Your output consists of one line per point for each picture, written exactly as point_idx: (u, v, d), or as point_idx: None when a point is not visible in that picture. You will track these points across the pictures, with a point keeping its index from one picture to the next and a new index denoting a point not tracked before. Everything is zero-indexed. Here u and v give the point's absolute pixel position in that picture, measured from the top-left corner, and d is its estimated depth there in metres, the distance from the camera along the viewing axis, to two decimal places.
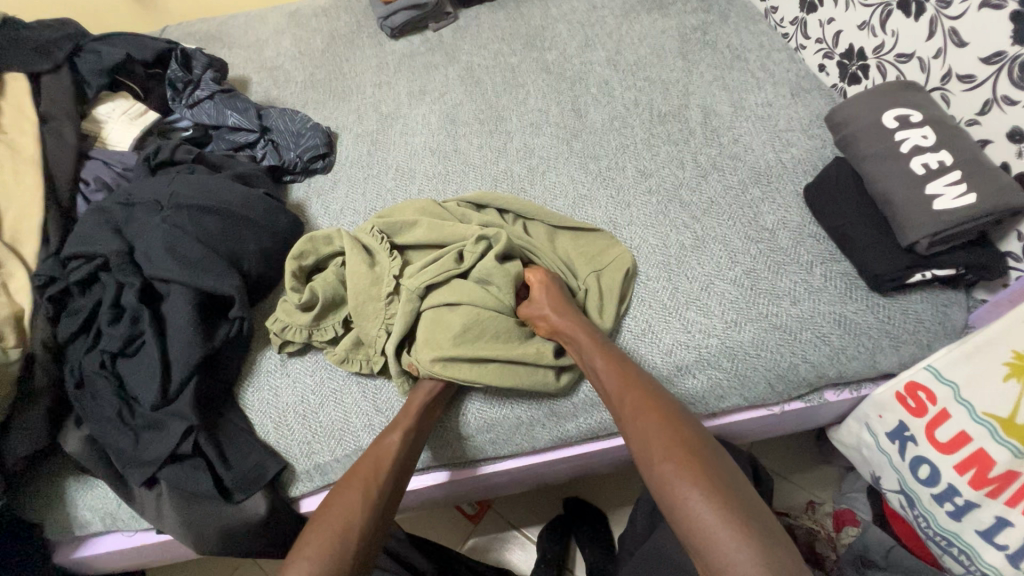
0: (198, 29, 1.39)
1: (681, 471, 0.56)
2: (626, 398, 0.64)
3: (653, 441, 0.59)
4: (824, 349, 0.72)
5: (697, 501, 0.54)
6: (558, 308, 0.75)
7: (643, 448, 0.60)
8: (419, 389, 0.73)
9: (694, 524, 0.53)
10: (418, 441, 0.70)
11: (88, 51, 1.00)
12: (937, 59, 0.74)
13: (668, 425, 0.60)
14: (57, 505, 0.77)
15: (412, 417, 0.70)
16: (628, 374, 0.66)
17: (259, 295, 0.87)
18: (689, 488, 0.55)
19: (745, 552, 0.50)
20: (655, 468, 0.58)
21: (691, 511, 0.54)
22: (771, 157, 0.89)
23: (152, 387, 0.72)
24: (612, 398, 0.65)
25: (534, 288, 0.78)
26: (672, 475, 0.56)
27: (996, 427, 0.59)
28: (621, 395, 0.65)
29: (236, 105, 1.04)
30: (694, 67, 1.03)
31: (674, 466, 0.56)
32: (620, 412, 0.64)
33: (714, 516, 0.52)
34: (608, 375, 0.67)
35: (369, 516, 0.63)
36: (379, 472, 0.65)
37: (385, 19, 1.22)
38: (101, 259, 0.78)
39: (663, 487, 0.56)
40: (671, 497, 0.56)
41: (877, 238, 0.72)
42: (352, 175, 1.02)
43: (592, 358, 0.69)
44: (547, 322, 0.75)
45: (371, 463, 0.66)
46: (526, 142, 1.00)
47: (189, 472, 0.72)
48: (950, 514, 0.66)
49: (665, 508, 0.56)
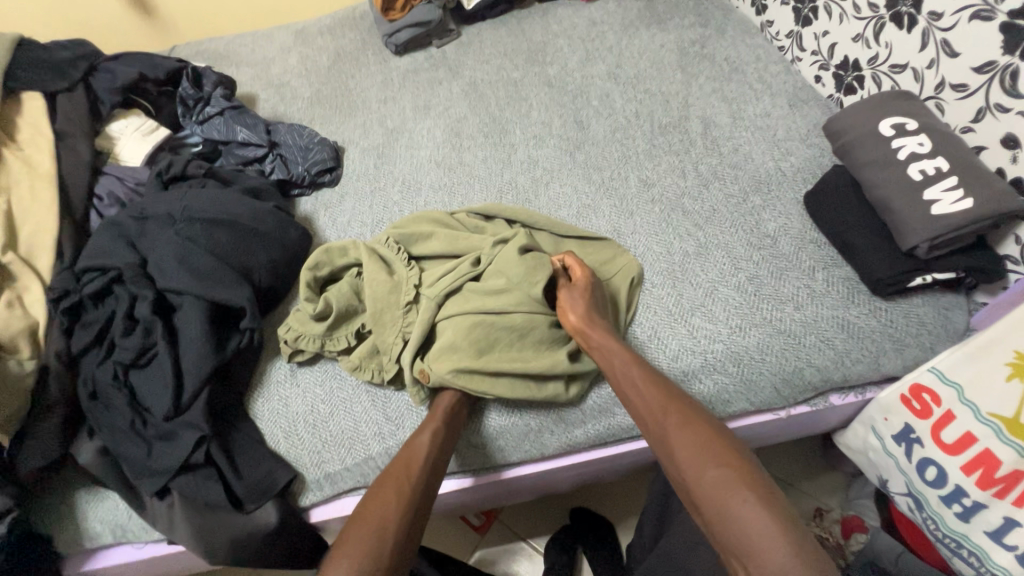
0: (206, 48, 1.43)
1: (734, 477, 0.57)
2: (669, 406, 0.64)
3: (703, 449, 0.60)
4: (828, 353, 0.73)
5: (752, 504, 0.55)
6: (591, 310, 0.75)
7: (690, 454, 0.60)
8: (443, 395, 0.74)
9: (748, 529, 0.54)
10: (447, 442, 0.70)
11: (102, 70, 1.03)
12: (930, 69, 0.76)
13: (714, 435, 0.61)
14: (67, 517, 0.77)
15: (438, 417, 0.71)
16: (666, 386, 0.66)
17: (269, 306, 0.89)
18: (743, 492, 0.56)
19: (798, 558, 0.51)
20: (706, 472, 0.58)
21: (742, 517, 0.54)
22: (771, 166, 0.90)
23: (165, 397, 0.73)
24: (653, 407, 0.65)
25: (575, 278, 0.78)
26: (725, 478, 0.57)
27: (1001, 427, 0.60)
28: (663, 403, 0.64)
29: (245, 120, 1.06)
30: (693, 80, 1.06)
31: (727, 471, 0.57)
32: (659, 421, 0.64)
33: (769, 520, 0.53)
34: (645, 384, 0.66)
35: (406, 514, 0.63)
36: (413, 472, 0.66)
37: (389, 37, 1.25)
38: (115, 271, 0.79)
39: (714, 492, 0.57)
40: (723, 503, 0.56)
41: (877, 243, 0.73)
42: (359, 188, 1.04)
43: (628, 366, 0.69)
44: (587, 315, 0.74)
45: (404, 463, 0.67)
46: (531, 154, 1.02)
47: (201, 481, 0.72)
48: (958, 516, 0.66)
49: (712, 517, 0.56)
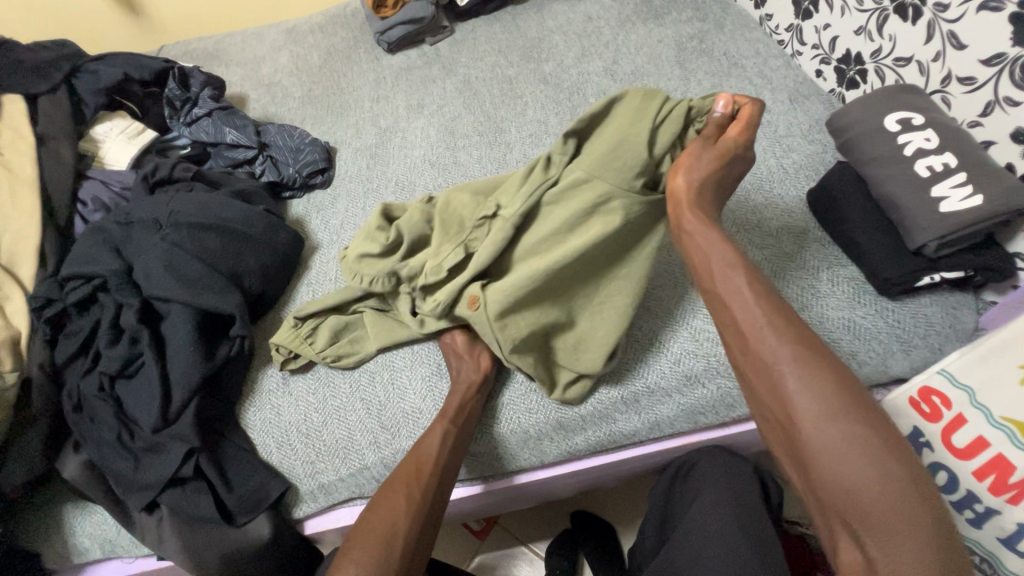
0: (195, 48, 1.40)
1: (866, 433, 0.47)
2: (791, 340, 0.52)
3: (830, 397, 0.49)
4: (835, 356, 0.71)
5: (885, 469, 0.46)
6: (710, 195, 0.66)
7: (812, 397, 0.49)
8: (455, 392, 0.71)
9: (873, 493, 0.46)
10: (459, 443, 0.69)
11: (86, 72, 1.00)
12: (936, 62, 0.74)
13: (842, 379, 0.50)
14: (53, 532, 0.75)
15: (448, 418, 0.69)
16: (786, 314, 0.55)
17: (260, 312, 0.86)
18: (874, 453, 0.46)
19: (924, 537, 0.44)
20: (832, 423, 0.48)
21: (865, 479, 0.46)
22: (773, 163, 0.89)
23: (152, 409, 0.70)
24: (762, 339, 0.54)
25: (727, 137, 0.67)
26: (855, 434, 0.47)
27: (1014, 431, 0.58)
28: (784, 334, 0.53)
29: (234, 121, 1.04)
30: (692, 76, 1.03)
31: (859, 425, 0.47)
32: (775, 352, 0.52)
33: (897, 481, 0.46)
34: (761, 307, 0.55)
35: (417, 520, 0.63)
36: (423, 476, 0.65)
37: (382, 34, 1.23)
38: (99, 279, 0.77)
39: (837, 447, 0.47)
40: (846, 460, 0.47)
41: (884, 242, 0.71)
42: (352, 190, 1.02)
43: (740, 283, 0.57)
44: (705, 188, 0.65)
45: (414, 466, 0.66)
46: (527, 152, 1.00)
47: (191, 495, 0.70)
48: (969, 522, 0.63)
49: (822, 472, 0.48)
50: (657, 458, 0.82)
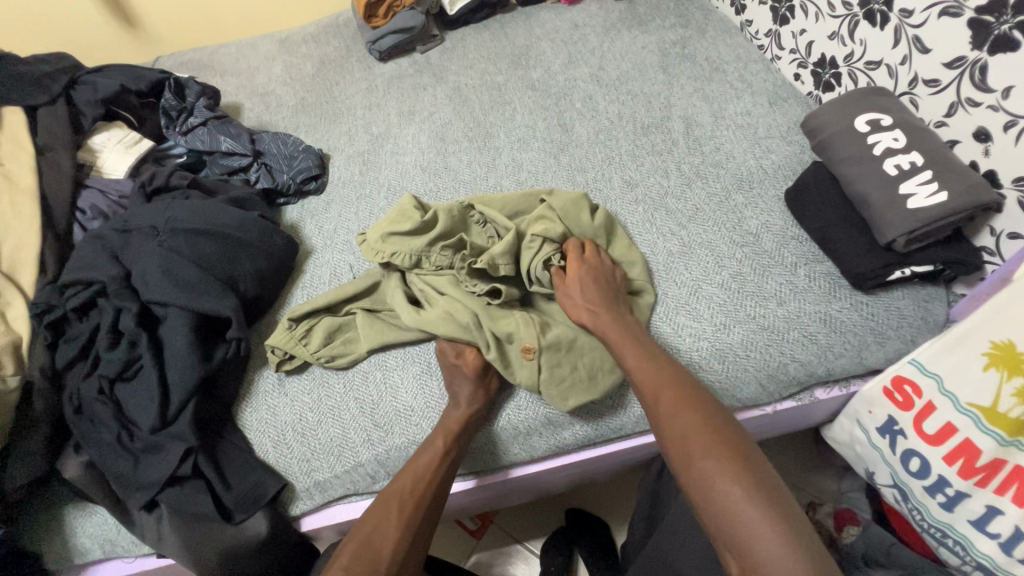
0: (190, 58, 1.42)
1: (721, 468, 0.55)
2: (664, 396, 0.63)
3: (692, 439, 0.59)
4: (812, 348, 0.74)
5: (737, 495, 0.53)
6: (602, 299, 0.75)
7: (677, 443, 0.60)
8: (456, 410, 0.72)
9: (731, 519, 0.53)
10: (454, 461, 0.70)
11: (83, 83, 1.02)
12: (903, 65, 0.78)
13: (711, 422, 0.60)
14: (54, 533, 0.76)
15: (447, 435, 0.70)
16: (664, 374, 0.66)
17: (256, 315, 0.88)
18: (727, 481, 0.54)
19: (786, 549, 0.49)
20: (694, 463, 0.57)
21: (726, 502, 0.54)
22: (753, 164, 0.91)
23: (151, 410, 0.72)
24: (646, 397, 0.65)
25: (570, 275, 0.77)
26: (710, 469, 0.55)
27: (980, 417, 0.60)
28: (657, 393, 0.64)
29: (229, 130, 1.06)
30: (674, 81, 1.07)
31: (714, 461, 0.56)
32: (654, 409, 0.64)
33: (750, 505, 0.52)
34: (643, 372, 0.67)
35: (403, 536, 0.64)
36: (414, 492, 0.67)
37: (373, 44, 1.26)
38: (98, 284, 0.79)
39: (702, 482, 0.56)
40: (709, 492, 0.55)
41: (857, 238, 0.74)
42: (345, 195, 1.04)
43: (625, 354, 0.69)
44: (594, 307, 0.74)
45: (408, 486, 0.67)
46: (515, 157, 1.02)
47: (189, 494, 0.72)
48: (942, 506, 0.66)
49: (700, 504, 0.56)
50: (644, 451, 0.85)
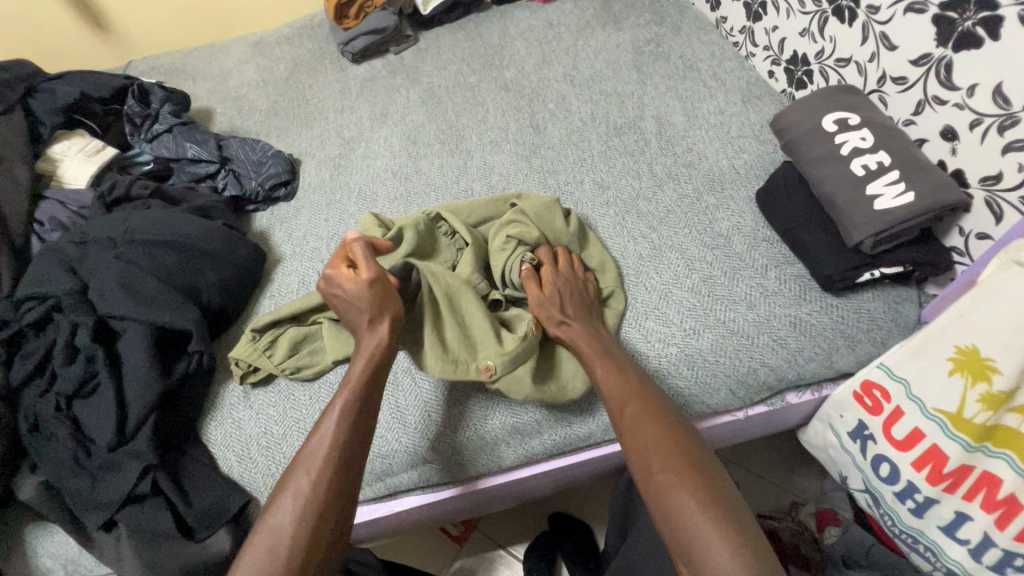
0: (162, 62, 1.40)
1: (680, 482, 0.55)
2: (628, 409, 0.62)
3: (655, 453, 0.58)
4: (782, 353, 0.72)
5: (694, 510, 0.53)
6: (567, 311, 0.72)
7: (641, 457, 0.58)
8: (358, 358, 0.64)
9: (689, 535, 0.52)
10: (364, 419, 0.62)
11: (43, 91, 1.00)
12: (872, 63, 0.76)
13: (671, 437, 0.59)
14: (13, 554, 0.75)
15: (350, 387, 0.62)
16: (630, 386, 0.64)
17: (221, 326, 0.87)
18: (686, 497, 0.54)
19: (740, 564, 0.49)
20: (655, 478, 0.56)
21: (685, 517, 0.53)
22: (725, 164, 0.90)
23: (108, 427, 0.71)
24: (613, 407, 0.63)
25: (545, 278, 0.75)
26: (671, 484, 0.55)
27: (946, 422, 0.59)
28: (622, 406, 0.63)
29: (195, 137, 1.04)
30: (648, 80, 1.05)
31: (673, 476, 0.55)
32: (619, 423, 0.62)
33: (706, 521, 0.52)
34: (609, 384, 0.65)
35: (302, 511, 0.56)
36: (314, 456, 0.59)
37: (345, 45, 1.24)
38: (53, 299, 0.77)
39: (661, 498, 0.55)
40: (667, 508, 0.54)
41: (825, 240, 0.73)
42: (315, 201, 1.02)
43: (595, 366, 0.67)
44: (563, 318, 0.71)
45: (309, 449, 0.59)
46: (486, 160, 1.01)
47: (148, 512, 0.70)
48: (912, 512, 0.66)
49: (659, 518, 0.55)
50: (616, 458, 0.83)
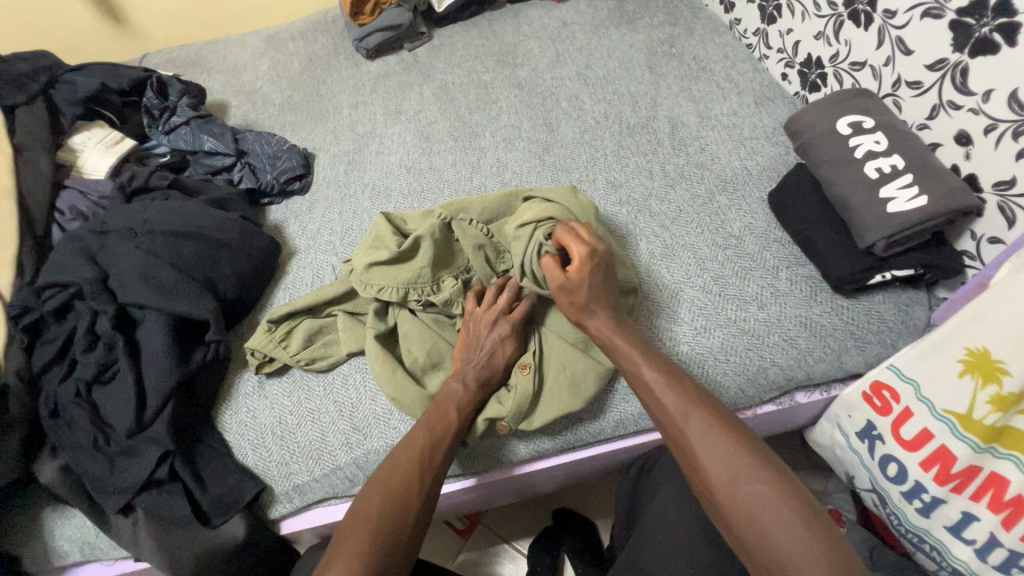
0: (178, 55, 1.41)
1: (768, 488, 0.52)
2: (693, 408, 0.58)
3: (735, 458, 0.54)
4: (791, 353, 0.73)
5: (787, 517, 0.50)
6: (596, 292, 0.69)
7: (719, 461, 0.54)
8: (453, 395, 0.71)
9: (784, 544, 0.49)
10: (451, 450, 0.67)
11: (63, 82, 1.02)
12: (887, 67, 0.77)
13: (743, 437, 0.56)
14: (31, 536, 0.76)
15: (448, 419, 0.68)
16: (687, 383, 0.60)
17: (237, 317, 0.88)
18: (779, 506, 0.51)
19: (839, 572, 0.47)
20: (739, 484, 0.53)
21: (779, 526, 0.50)
22: (737, 165, 0.91)
23: (127, 413, 0.72)
24: (673, 408, 0.59)
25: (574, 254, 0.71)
26: (759, 490, 0.52)
27: (955, 423, 0.60)
28: (685, 405, 0.58)
29: (212, 129, 1.05)
30: (661, 80, 1.06)
31: (761, 481, 0.52)
32: (683, 423, 0.58)
33: (801, 529, 0.50)
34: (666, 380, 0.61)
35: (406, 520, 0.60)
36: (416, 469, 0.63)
37: (360, 41, 1.25)
38: (75, 287, 0.78)
39: (750, 506, 0.52)
40: (757, 517, 0.51)
41: (836, 242, 0.74)
42: (329, 195, 1.03)
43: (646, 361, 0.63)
44: (593, 300, 0.68)
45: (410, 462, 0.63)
46: (500, 157, 1.01)
47: (165, 497, 0.71)
48: (919, 511, 0.66)
49: (744, 526, 0.52)
50: (623, 453, 0.84)
